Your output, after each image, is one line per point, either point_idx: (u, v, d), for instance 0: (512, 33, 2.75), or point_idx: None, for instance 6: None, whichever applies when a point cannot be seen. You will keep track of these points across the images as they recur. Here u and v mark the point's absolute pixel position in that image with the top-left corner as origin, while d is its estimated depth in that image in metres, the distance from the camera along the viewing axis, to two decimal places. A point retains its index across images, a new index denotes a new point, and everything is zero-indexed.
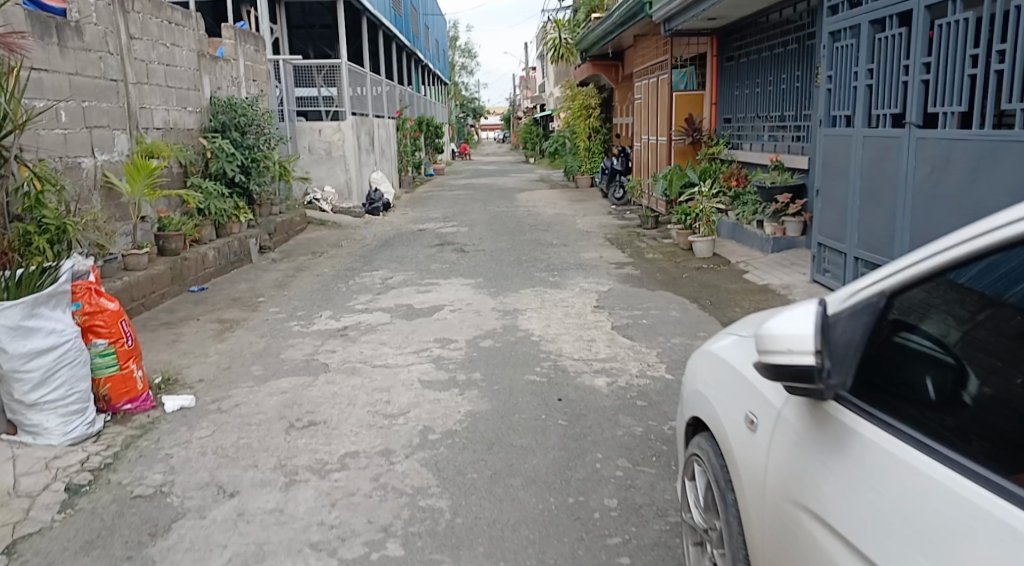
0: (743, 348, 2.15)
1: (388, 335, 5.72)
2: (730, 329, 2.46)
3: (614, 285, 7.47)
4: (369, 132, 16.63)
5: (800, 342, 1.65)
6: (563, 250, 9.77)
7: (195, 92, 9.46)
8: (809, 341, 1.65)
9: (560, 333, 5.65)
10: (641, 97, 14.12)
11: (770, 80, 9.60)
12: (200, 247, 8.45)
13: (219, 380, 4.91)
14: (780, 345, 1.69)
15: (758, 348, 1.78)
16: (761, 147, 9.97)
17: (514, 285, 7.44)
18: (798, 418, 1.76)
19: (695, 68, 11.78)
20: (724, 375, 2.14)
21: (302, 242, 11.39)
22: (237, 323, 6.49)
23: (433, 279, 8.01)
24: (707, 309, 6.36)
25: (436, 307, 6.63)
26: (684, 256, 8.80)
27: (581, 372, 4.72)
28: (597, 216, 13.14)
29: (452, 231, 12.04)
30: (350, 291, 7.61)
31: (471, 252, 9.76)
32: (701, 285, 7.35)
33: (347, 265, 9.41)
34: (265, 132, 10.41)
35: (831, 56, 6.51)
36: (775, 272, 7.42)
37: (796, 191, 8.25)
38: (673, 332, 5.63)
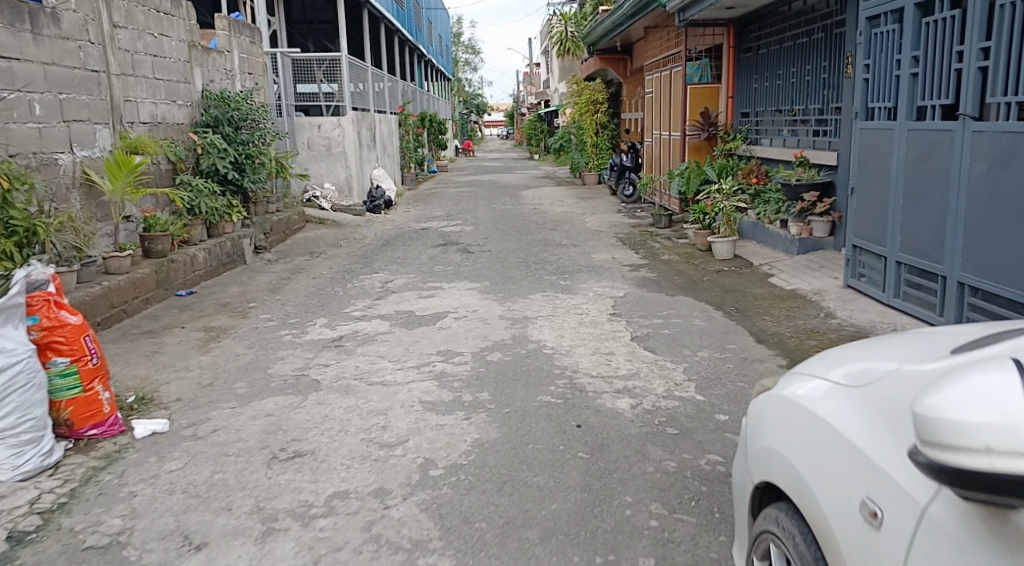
0: (849, 402, 1.80)
1: (387, 347, 5.23)
2: (811, 369, 2.09)
3: (630, 290, 6.97)
4: (370, 127, 16.13)
5: (1002, 438, 1.29)
6: (573, 251, 9.27)
7: (185, 84, 8.97)
8: (1017, 437, 1.28)
9: (575, 344, 5.16)
10: (652, 91, 13.61)
11: (792, 72, 9.09)
12: (189, 249, 7.98)
13: (198, 400, 4.43)
14: (972, 440, 1.31)
15: (924, 428, 1.39)
16: (781, 143, 9.46)
17: (523, 290, 6.94)
18: (965, 524, 1.38)
19: (710, 60, 11.33)
20: (824, 441, 1.79)
21: (299, 243, 10.91)
22: (224, 332, 6.01)
23: (435, 283, 7.51)
24: (734, 318, 5.87)
25: (440, 315, 6.14)
26: (703, 257, 8.31)
27: (601, 391, 4.23)
28: (606, 215, 12.63)
29: (456, 230, 11.54)
30: (348, 295, 7.12)
31: (477, 253, 9.26)
32: (724, 290, 6.85)
33: (346, 266, 8.92)
34: (259, 127, 9.92)
35: (869, 43, 6.02)
36: (802, 277, 6.93)
37: (823, 189, 7.75)
38: (699, 345, 5.13)
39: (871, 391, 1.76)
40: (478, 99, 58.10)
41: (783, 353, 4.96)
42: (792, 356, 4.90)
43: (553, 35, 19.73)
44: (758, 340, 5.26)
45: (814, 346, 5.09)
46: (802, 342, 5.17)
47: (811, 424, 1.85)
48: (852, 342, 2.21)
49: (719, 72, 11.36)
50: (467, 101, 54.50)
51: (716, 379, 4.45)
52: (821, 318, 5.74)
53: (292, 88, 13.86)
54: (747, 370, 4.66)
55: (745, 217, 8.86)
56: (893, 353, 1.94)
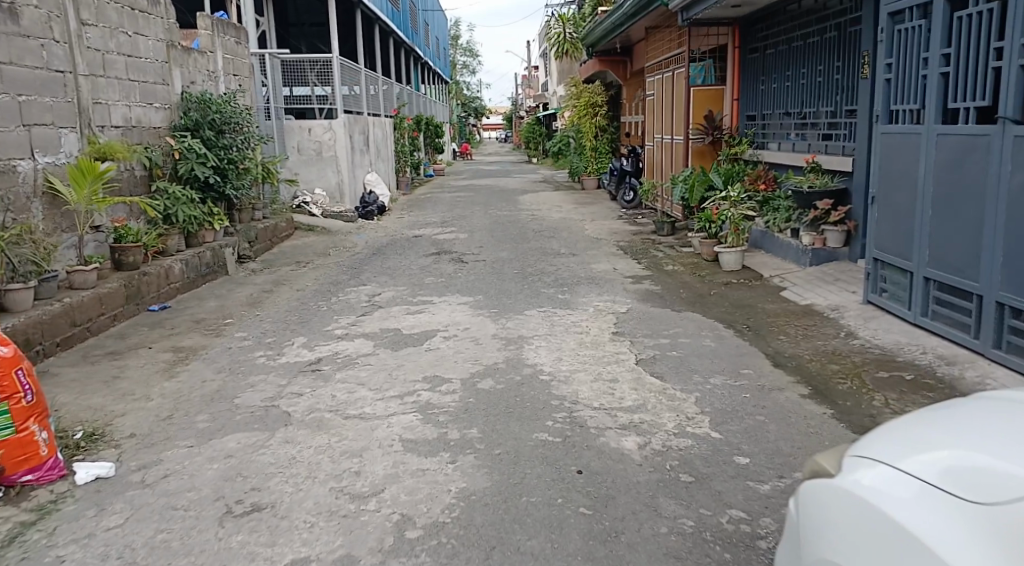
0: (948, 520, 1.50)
1: (367, 371, 4.77)
2: (873, 451, 1.77)
3: (633, 305, 6.52)
4: (364, 131, 15.68)
5: None
6: (573, 261, 8.81)
7: (163, 86, 8.51)
8: None
9: (575, 369, 4.69)
10: (654, 94, 13.16)
11: (802, 73, 8.63)
12: (164, 260, 7.51)
13: (153, 436, 3.97)
14: None
15: None
16: (790, 147, 9.01)
17: (518, 306, 6.48)
18: None
19: (713, 61, 10.88)
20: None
21: (287, 251, 10.45)
22: (194, 354, 5.55)
23: (426, 297, 7.05)
24: (746, 338, 5.41)
25: (428, 334, 5.66)
26: (709, 268, 7.85)
27: (604, 428, 3.76)
28: (606, 221, 12.18)
29: (450, 238, 11.08)
30: (332, 311, 6.65)
31: (471, 264, 8.80)
32: (734, 306, 6.39)
33: (332, 278, 8.45)
34: (243, 131, 9.46)
35: (892, 41, 5.57)
36: (817, 291, 6.48)
37: (837, 196, 7.31)
38: (711, 369, 4.68)
39: (988, 516, 1.45)
40: (476, 102, 57.67)
41: (803, 379, 4.50)
42: (814, 383, 4.44)
43: (552, 37, 19.24)
44: (775, 363, 4.80)
45: (836, 371, 4.64)
46: (823, 367, 4.71)
47: (891, 533, 1.56)
48: (907, 416, 1.93)
49: (724, 73, 10.89)
50: (465, 104, 54.06)
51: (732, 412, 3.99)
52: (842, 338, 5.28)
53: (281, 91, 13.41)
54: (765, 400, 4.20)
55: (753, 225, 8.42)
56: (973, 437, 1.67)
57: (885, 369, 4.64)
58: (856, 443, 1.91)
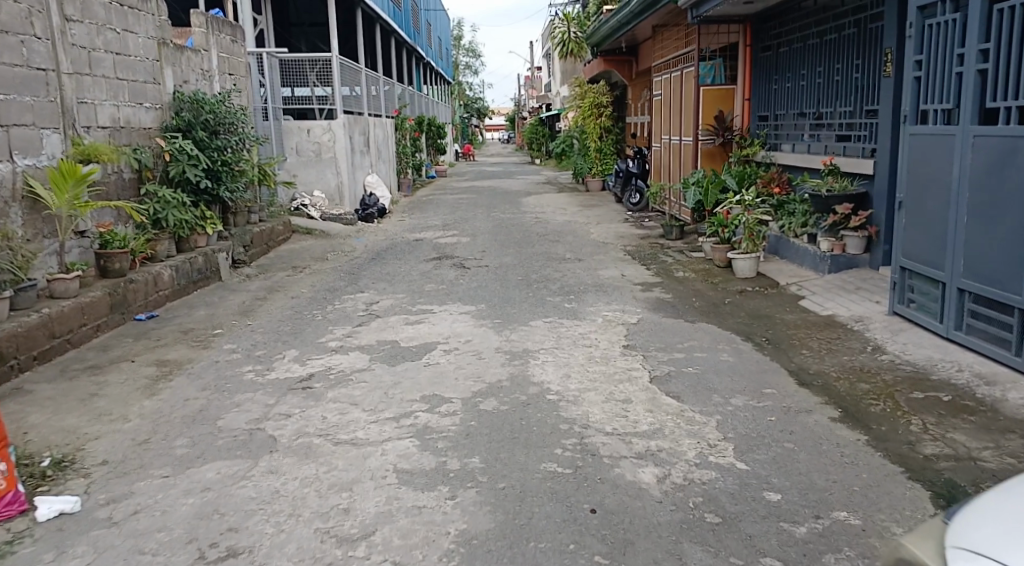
0: None
1: (360, 389, 4.44)
2: (973, 543, 1.93)
3: (643, 315, 6.18)
4: (364, 131, 15.35)
5: None
6: (579, 266, 8.47)
7: (153, 85, 8.19)
8: None
9: (585, 388, 4.35)
10: (661, 93, 12.81)
11: (819, 71, 8.28)
12: (153, 266, 7.20)
13: (126, 464, 3.64)
14: None
15: None
16: (804, 149, 8.67)
17: (523, 316, 6.14)
18: None
19: (724, 59, 10.55)
20: None
21: (283, 255, 10.12)
22: (178, 368, 5.22)
23: (426, 305, 6.72)
24: (767, 353, 5.08)
25: (428, 347, 5.33)
26: (722, 275, 7.52)
27: (619, 457, 3.42)
28: (612, 225, 11.84)
29: (452, 242, 10.75)
30: (326, 321, 6.31)
31: (473, 269, 8.46)
32: (751, 316, 6.05)
33: (329, 284, 8.13)
34: (237, 132, 9.14)
35: (922, 36, 5.22)
36: (838, 302, 6.15)
37: (857, 201, 6.98)
38: (732, 389, 4.34)
39: None
40: (478, 102, 57.29)
41: (832, 400, 4.17)
42: (844, 404, 4.11)
43: (556, 35, 18.87)
44: (800, 382, 4.47)
45: (866, 390, 4.31)
46: (852, 387, 4.38)
47: None
48: (986, 501, 2.11)
49: (735, 72, 10.54)
50: (467, 104, 53.69)
51: (756, 438, 3.66)
52: (869, 353, 4.95)
53: (279, 91, 13.09)
54: (792, 424, 3.87)
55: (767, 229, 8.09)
56: None
57: (918, 388, 4.31)
58: (946, 529, 2.07)
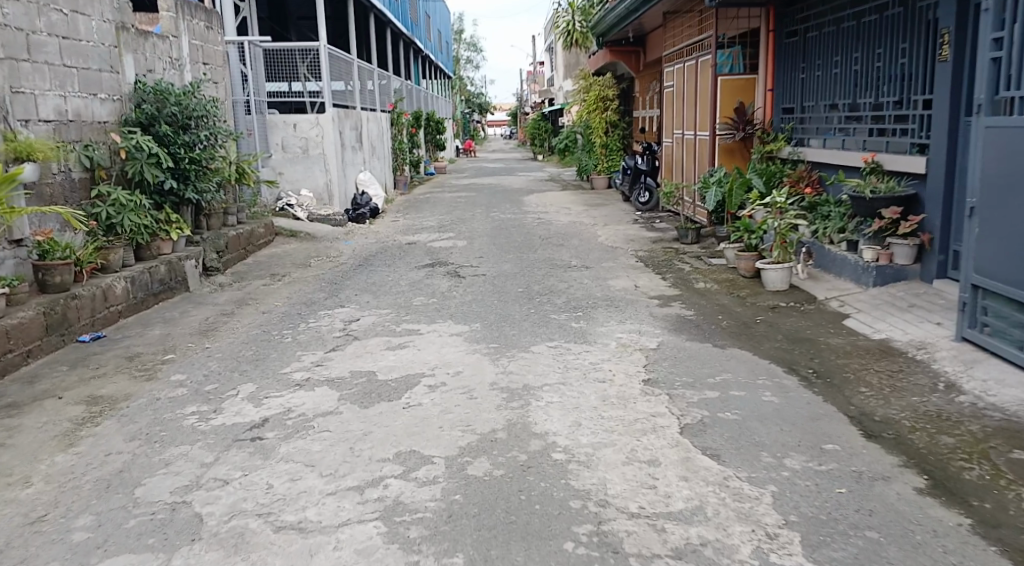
0: None
1: (322, 442, 3.58)
2: None
3: (664, 337, 5.30)
4: (356, 126, 14.45)
5: None
6: (586, 276, 7.58)
7: (110, 73, 7.32)
8: None
9: (601, 442, 3.49)
10: (673, 85, 11.91)
11: (855, 57, 7.39)
12: (104, 278, 6.35)
13: (4, 557, 2.80)
14: None
15: None
16: (837, 144, 7.79)
17: (524, 339, 5.27)
18: None
19: (742, 47, 9.68)
20: None
21: (262, 262, 9.25)
22: (110, 407, 4.36)
23: (412, 324, 5.85)
24: (818, 391, 4.21)
25: (410, 380, 4.45)
26: (749, 287, 6.65)
27: (650, 558, 2.57)
28: (621, 227, 10.95)
29: (447, 246, 9.88)
30: (295, 345, 5.43)
31: (469, 280, 7.57)
32: (790, 340, 5.18)
33: (308, 295, 7.28)
34: (208, 125, 8.26)
35: (1002, 9, 4.35)
36: (890, 324, 5.29)
37: (906, 204, 6.13)
38: (784, 444, 3.48)
39: None
40: (479, 97, 56.23)
41: (913, 463, 3.31)
42: (929, 469, 3.26)
43: (560, 26, 17.91)
44: (866, 434, 3.61)
45: (951, 446, 3.46)
46: (932, 441, 3.52)
47: None
48: None
49: (755, 60, 9.67)
50: (467, 99, 52.67)
51: (826, 523, 2.80)
52: (942, 392, 4.08)
53: (264, 83, 12.20)
54: (869, 498, 3.01)
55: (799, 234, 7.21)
56: None
57: (1017, 444, 3.45)
58: None
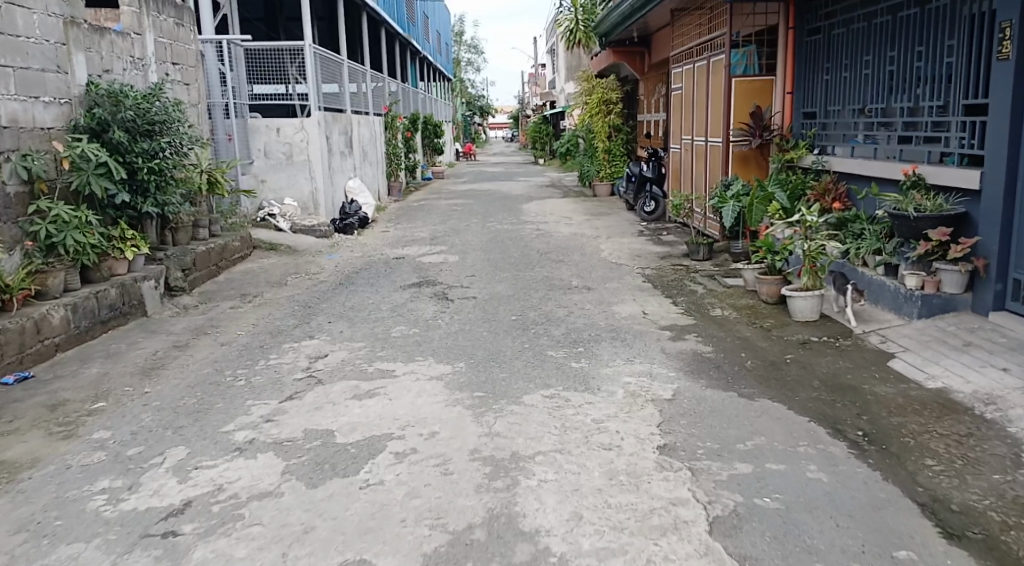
0: None
1: (249, 545, 2.81)
2: None
3: (679, 383, 4.50)
4: (345, 130, 13.66)
5: None
6: (588, 299, 6.78)
7: (57, 74, 6.54)
8: None
9: (608, 549, 2.71)
10: (681, 87, 11.10)
11: (891, 56, 6.58)
12: (39, 306, 5.58)
13: None
14: None
15: None
16: (868, 153, 7.00)
17: (514, 384, 4.47)
18: None
19: (759, 45, 8.89)
20: None
21: (234, 279, 8.46)
22: (8, 479, 3.59)
23: (386, 362, 5.05)
24: (874, 464, 3.43)
25: (374, 446, 3.64)
26: (774, 316, 5.85)
27: None
28: (625, 240, 10.15)
29: (437, 262, 9.08)
30: (247, 391, 4.64)
31: (457, 304, 6.76)
32: (828, 388, 4.39)
33: (276, 322, 6.49)
34: (170, 131, 7.48)
35: None
36: (946, 369, 4.51)
37: (955, 224, 5.36)
38: (844, 552, 2.71)
39: None
40: (479, 99, 55.38)
41: None
42: None
43: (562, 23, 16.91)
44: (946, 534, 2.85)
45: None
46: None
47: None
48: None
49: (772, 60, 8.88)
50: (468, 102, 51.88)
51: None
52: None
53: (244, 85, 11.42)
54: None
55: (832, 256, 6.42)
56: None
57: None
58: None
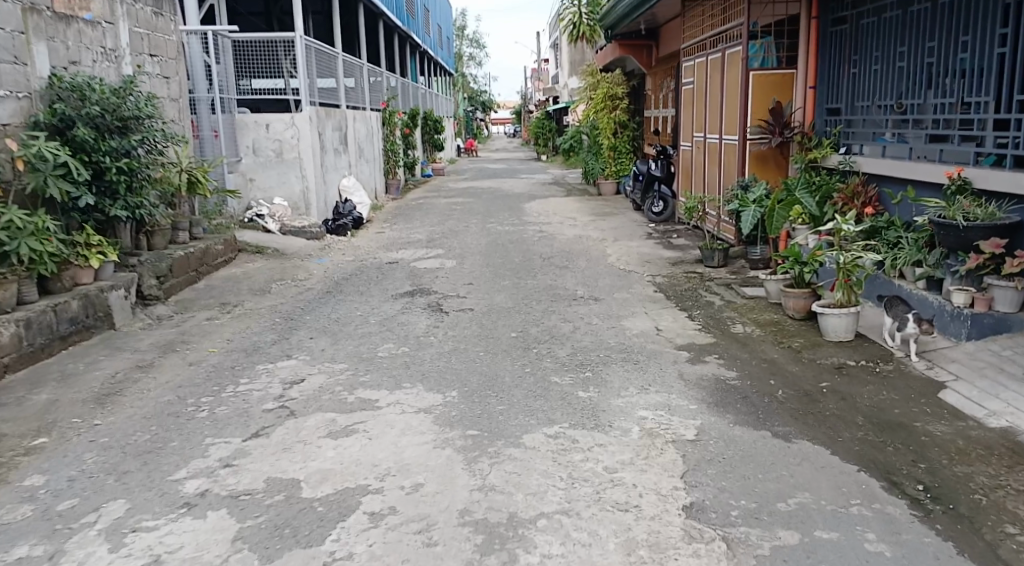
0: None
1: None
2: None
3: (702, 418, 3.92)
4: (340, 126, 13.06)
5: None
6: (595, 313, 6.20)
7: (12, 64, 5.97)
8: None
9: None
10: (692, 81, 10.52)
11: (930, 47, 5.98)
12: None
13: None
14: None
15: None
16: (902, 154, 6.40)
17: (512, 419, 3.90)
18: None
19: (778, 36, 8.28)
20: None
21: (215, 286, 7.90)
22: None
23: (368, 388, 4.47)
24: (943, 532, 2.87)
25: (346, 503, 3.08)
26: (803, 335, 5.27)
27: None
28: (634, 243, 9.56)
29: (432, 267, 8.51)
30: (208, 425, 4.07)
31: (452, 318, 6.17)
32: (875, 427, 3.81)
33: (252, 336, 5.91)
34: (143, 128, 6.90)
35: None
36: (1011, 405, 3.93)
37: (1009, 234, 4.78)
38: None
39: None
40: (481, 95, 54.75)
41: None
42: None
43: (564, 17, 16.27)
44: None
45: None
46: None
47: None
48: None
49: (793, 53, 8.28)
50: (470, 97, 51.30)
51: None
52: None
53: (231, 77, 10.83)
54: None
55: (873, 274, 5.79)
56: None
57: None
58: None
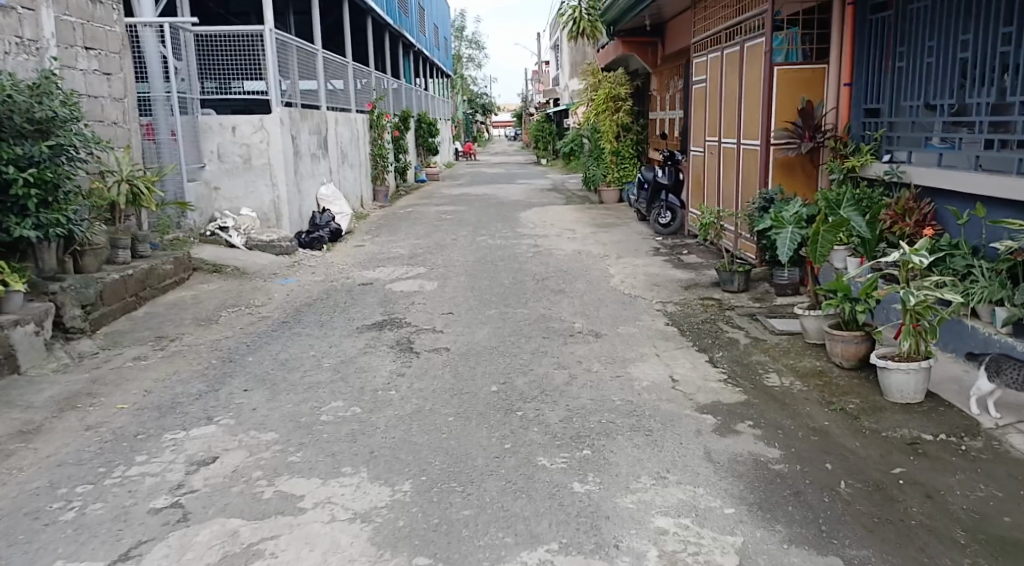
0: None
1: None
2: None
3: (742, 532, 2.85)
4: (319, 129, 12.01)
5: None
6: (597, 355, 5.10)
7: None
8: None
9: None
10: (705, 80, 9.43)
11: (1003, 33, 4.87)
12: None
13: None
14: None
15: None
16: (965, 162, 5.32)
17: (479, 536, 2.82)
18: None
19: (806, 26, 7.20)
20: None
21: (157, 314, 6.83)
22: None
23: (296, 474, 3.38)
24: None
25: None
26: (857, 393, 4.19)
27: None
28: (639, 261, 8.48)
29: (409, 291, 7.43)
30: (68, 537, 2.99)
31: (422, 362, 5.08)
32: (983, 549, 2.75)
33: (176, 386, 4.82)
34: (59, 130, 5.82)
35: None
36: None
37: None
38: None
39: None
40: (481, 97, 53.74)
41: None
42: None
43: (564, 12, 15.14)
44: None
45: None
46: None
47: None
48: None
49: (824, 45, 7.19)
50: (469, 101, 50.30)
51: None
52: None
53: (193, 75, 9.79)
54: None
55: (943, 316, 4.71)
56: None
57: None
58: None
